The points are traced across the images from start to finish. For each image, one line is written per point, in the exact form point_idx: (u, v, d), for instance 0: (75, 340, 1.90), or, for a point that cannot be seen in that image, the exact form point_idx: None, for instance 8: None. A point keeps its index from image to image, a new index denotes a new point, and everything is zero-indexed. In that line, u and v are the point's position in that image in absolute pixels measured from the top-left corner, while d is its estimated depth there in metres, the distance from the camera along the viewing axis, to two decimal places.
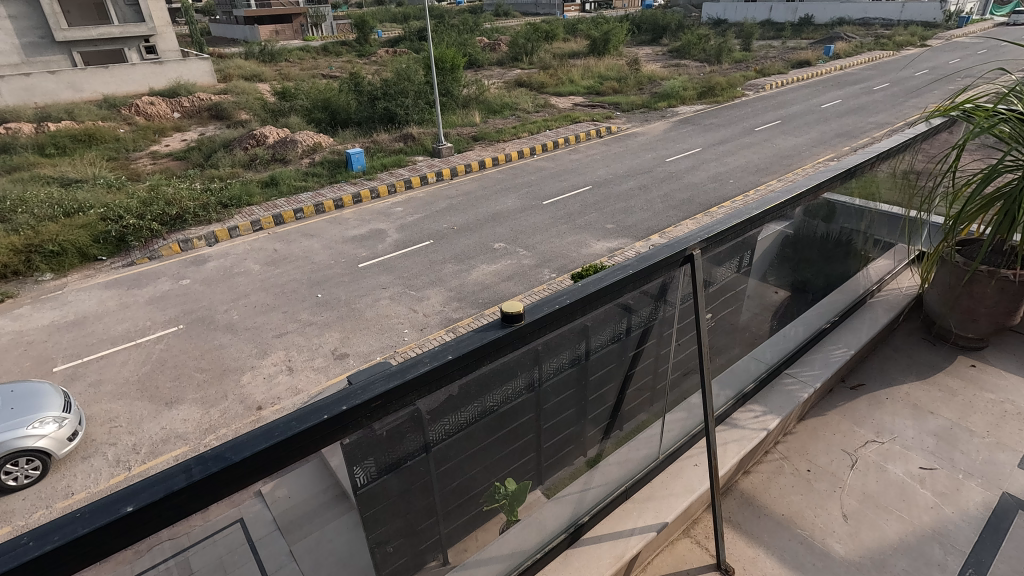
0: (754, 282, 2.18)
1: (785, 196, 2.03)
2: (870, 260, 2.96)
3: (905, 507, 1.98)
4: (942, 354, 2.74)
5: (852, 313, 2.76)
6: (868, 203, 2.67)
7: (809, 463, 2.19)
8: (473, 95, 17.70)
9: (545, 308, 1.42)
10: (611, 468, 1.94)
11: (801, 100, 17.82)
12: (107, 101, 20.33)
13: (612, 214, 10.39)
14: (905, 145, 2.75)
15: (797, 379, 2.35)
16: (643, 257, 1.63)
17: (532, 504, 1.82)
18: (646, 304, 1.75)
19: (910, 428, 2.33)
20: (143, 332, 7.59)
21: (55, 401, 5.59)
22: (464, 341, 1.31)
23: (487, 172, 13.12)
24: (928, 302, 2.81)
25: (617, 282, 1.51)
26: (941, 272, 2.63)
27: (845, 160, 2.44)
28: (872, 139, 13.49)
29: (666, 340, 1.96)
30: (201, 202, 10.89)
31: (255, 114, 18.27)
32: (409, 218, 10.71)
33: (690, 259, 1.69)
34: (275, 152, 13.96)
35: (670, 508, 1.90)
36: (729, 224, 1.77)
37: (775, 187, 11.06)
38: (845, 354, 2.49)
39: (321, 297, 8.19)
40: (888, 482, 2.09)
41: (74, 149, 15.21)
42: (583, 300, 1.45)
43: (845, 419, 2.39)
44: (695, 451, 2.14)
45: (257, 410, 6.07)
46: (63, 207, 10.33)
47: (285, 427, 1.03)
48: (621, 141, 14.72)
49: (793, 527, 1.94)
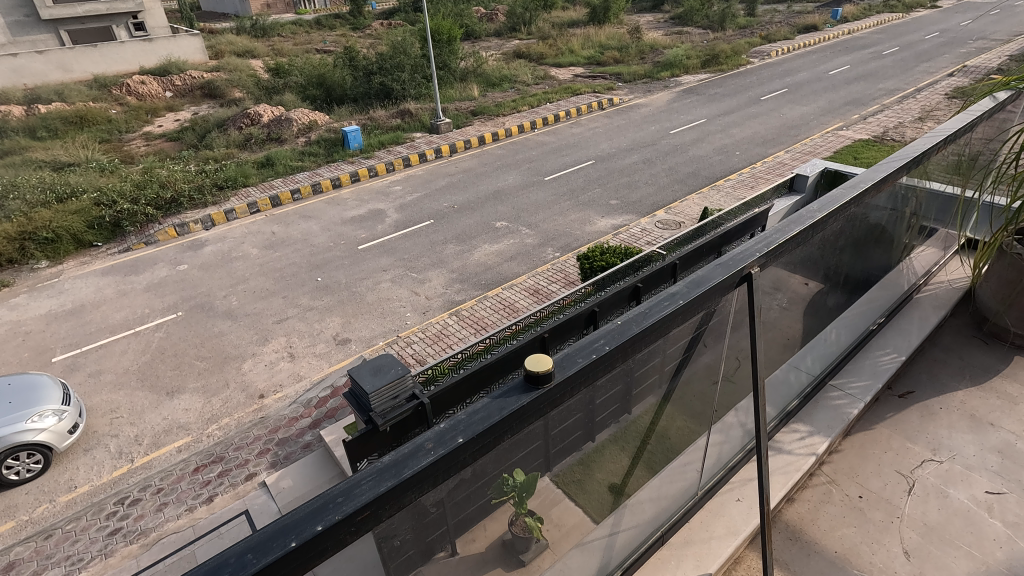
0: (805, 286, 2.01)
1: (849, 193, 1.85)
2: (913, 250, 2.85)
3: (974, 541, 1.83)
4: (997, 353, 2.56)
5: (897, 313, 2.66)
6: (920, 186, 2.48)
7: (861, 488, 2.03)
8: (470, 67, 17.24)
9: (578, 359, 1.23)
10: (643, 508, 1.76)
11: (809, 66, 17.32)
12: (97, 81, 19.89)
13: (615, 189, 10.17)
14: (972, 123, 2.58)
15: (843, 393, 2.26)
16: (693, 281, 1.42)
17: (546, 498, 1.60)
18: (689, 332, 1.55)
19: (969, 444, 2.16)
20: (142, 320, 7.49)
21: (54, 393, 5.50)
22: (479, 413, 1.13)
23: (487, 147, 12.82)
24: (981, 298, 2.65)
25: (659, 321, 1.31)
26: (998, 265, 2.48)
27: (909, 146, 2.29)
28: (882, 107, 13.12)
29: (716, 355, 1.75)
30: (196, 184, 10.65)
31: (249, 91, 17.87)
32: (408, 197, 10.51)
33: (748, 278, 1.49)
34: (271, 131, 13.68)
35: (713, 556, 1.77)
36: (790, 234, 1.59)
37: (783, 159, 10.77)
38: (895, 360, 2.40)
39: (321, 281, 8.05)
40: (951, 511, 1.93)
41: (66, 132, 14.92)
42: (622, 346, 1.26)
43: (896, 434, 2.23)
44: (737, 483, 1.99)
45: (259, 398, 5.98)
46: (55, 192, 10.13)
47: (237, 564, 0.87)
48: (624, 113, 14.35)
49: (847, 568, 1.79)
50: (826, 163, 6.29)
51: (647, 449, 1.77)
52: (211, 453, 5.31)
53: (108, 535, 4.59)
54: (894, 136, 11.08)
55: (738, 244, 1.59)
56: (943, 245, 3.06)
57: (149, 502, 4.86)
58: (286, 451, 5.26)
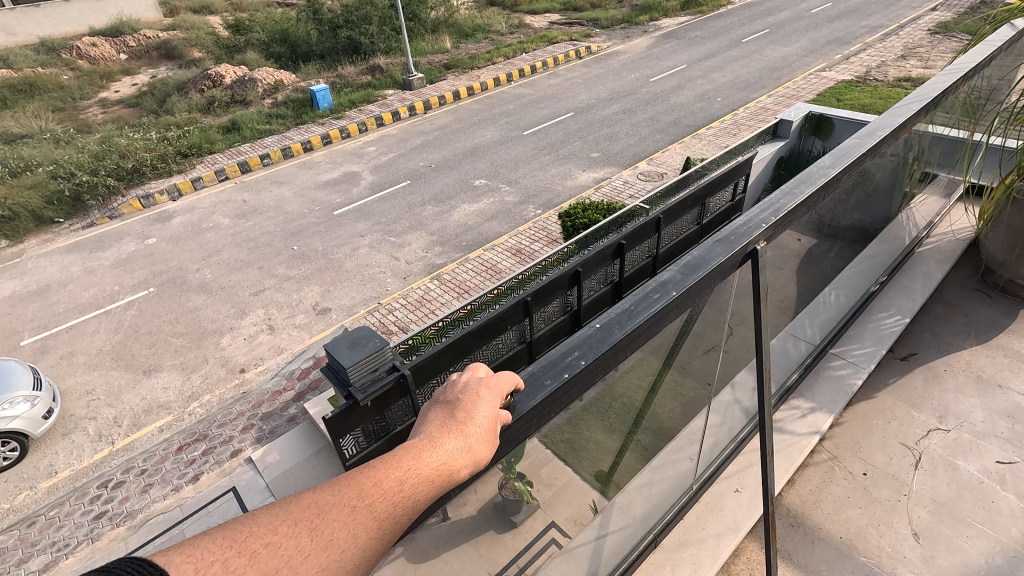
0: (810, 248, 1.88)
1: (865, 144, 1.70)
2: (915, 200, 2.75)
3: (987, 518, 1.79)
4: (1000, 309, 2.52)
5: (899, 269, 2.60)
6: (930, 126, 2.34)
7: (865, 464, 1.99)
8: (441, 17, 16.45)
9: (546, 379, 1.02)
10: (635, 505, 1.69)
11: (790, 5, 16.81)
12: (43, 44, 18.61)
13: (596, 141, 9.90)
14: (992, 56, 2.46)
15: (844, 361, 2.21)
16: (690, 264, 1.24)
17: (534, 459, 1.29)
18: (682, 321, 1.37)
19: (978, 409, 2.13)
20: (112, 297, 7.23)
21: (24, 378, 5.30)
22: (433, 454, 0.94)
23: (462, 102, 12.36)
24: (987, 250, 2.57)
25: (646, 323, 1.12)
26: (1006, 213, 2.39)
27: (925, 86, 2.13)
28: (865, 45, 12.82)
29: (716, 327, 1.55)
30: (159, 152, 10.14)
31: (208, 51, 16.91)
32: (382, 158, 10.14)
33: (752, 254, 1.31)
34: (234, 92, 13.02)
35: (713, 556, 1.74)
36: (801, 199, 1.42)
37: (766, 103, 10.53)
38: (898, 323, 2.34)
39: (297, 250, 7.80)
40: (961, 485, 1.90)
41: (15, 100, 14.03)
42: (603, 357, 1.06)
43: (900, 401, 2.19)
44: (735, 469, 1.96)
45: (240, 372, 5.85)
46: (8, 167, 9.58)
47: None
48: (603, 61, 13.88)
49: (856, 554, 1.75)
50: (810, 106, 6.14)
51: (637, 433, 1.62)
52: (194, 431, 5.21)
53: (94, 519, 4.51)
54: (877, 76, 10.86)
55: (741, 213, 1.41)
56: (945, 193, 2.98)
57: (133, 484, 4.77)
58: (270, 425, 5.18)
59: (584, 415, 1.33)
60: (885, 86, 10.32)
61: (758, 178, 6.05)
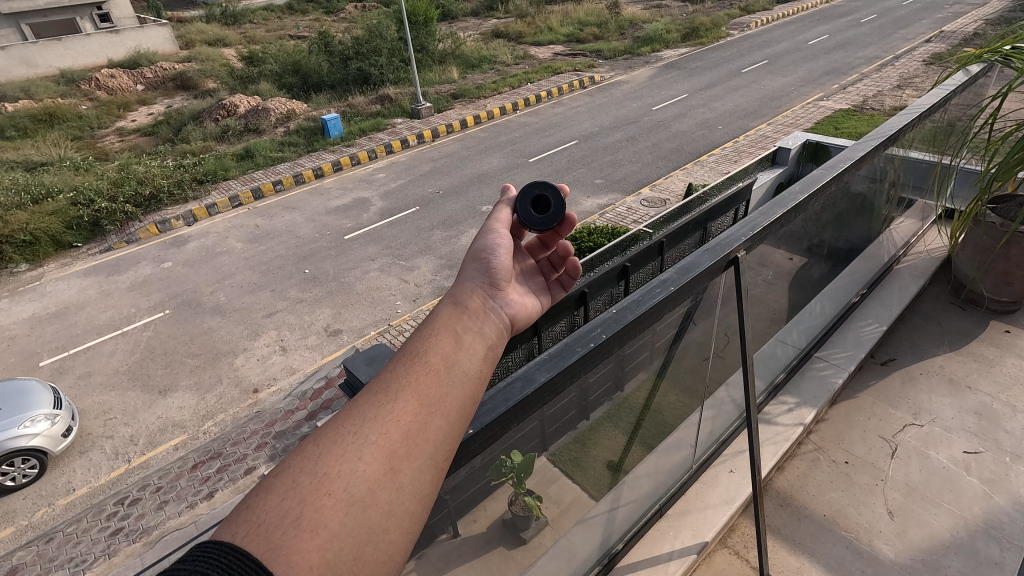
0: (797, 257, 2.03)
1: (830, 173, 1.87)
2: (892, 222, 2.93)
3: (952, 498, 1.94)
4: (974, 319, 2.67)
5: (879, 284, 2.74)
6: (898, 155, 2.53)
7: (847, 454, 2.12)
8: (449, 49, 17.00)
9: (576, 348, 1.23)
10: (641, 482, 1.80)
11: (788, 36, 17.31)
12: (64, 76, 19.26)
13: (600, 167, 10.16)
14: (951, 94, 2.68)
15: (829, 363, 2.35)
16: (684, 267, 1.42)
17: (542, 476, 1.49)
18: (679, 318, 1.55)
19: (948, 407, 2.27)
20: (129, 319, 7.41)
21: (44, 397, 5.44)
22: (484, 405, 1.12)
23: (469, 130, 12.71)
24: (957, 266, 2.73)
25: (655, 308, 1.31)
26: (973, 233, 2.56)
27: (888, 121, 2.33)
28: (862, 75, 13.17)
29: (707, 334, 1.74)
30: (175, 179, 10.46)
31: (222, 81, 17.46)
32: (392, 185, 10.43)
33: (734, 262, 1.49)
34: (248, 121, 13.43)
35: (709, 525, 1.84)
36: (774, 217, 1.59)
37: (765, 131, 10.82)
38: (877, 330, 2.48)
39: (309, 273, 7.99)
40: (932, 471, 2.03)
41: (36, 130, 14.48)
42: (617, 335, 1.26)
43: (879, 400, 2.33)
44: (730, 455, 2.05)
45: (254, 392, 5.98)
46: (30, 194, 9.87)
47: None
48: (606, 91, 14.26)
49: (837, 530, 1.88)
50: (807, 135, 6.39)
51: (641, 427, 1.77)
52: (209, 449, 5.33)
53: (110, 535, 4.60)
54: (873, 105, 11.15)
55: (725, 228, 1.59)
56: (922, 215, 3.15)
57: (149, 501, 4.87)
58: (283, 444, 5.29)
59: (595, 430, 1.59)
60: (881, 114, 10.60)
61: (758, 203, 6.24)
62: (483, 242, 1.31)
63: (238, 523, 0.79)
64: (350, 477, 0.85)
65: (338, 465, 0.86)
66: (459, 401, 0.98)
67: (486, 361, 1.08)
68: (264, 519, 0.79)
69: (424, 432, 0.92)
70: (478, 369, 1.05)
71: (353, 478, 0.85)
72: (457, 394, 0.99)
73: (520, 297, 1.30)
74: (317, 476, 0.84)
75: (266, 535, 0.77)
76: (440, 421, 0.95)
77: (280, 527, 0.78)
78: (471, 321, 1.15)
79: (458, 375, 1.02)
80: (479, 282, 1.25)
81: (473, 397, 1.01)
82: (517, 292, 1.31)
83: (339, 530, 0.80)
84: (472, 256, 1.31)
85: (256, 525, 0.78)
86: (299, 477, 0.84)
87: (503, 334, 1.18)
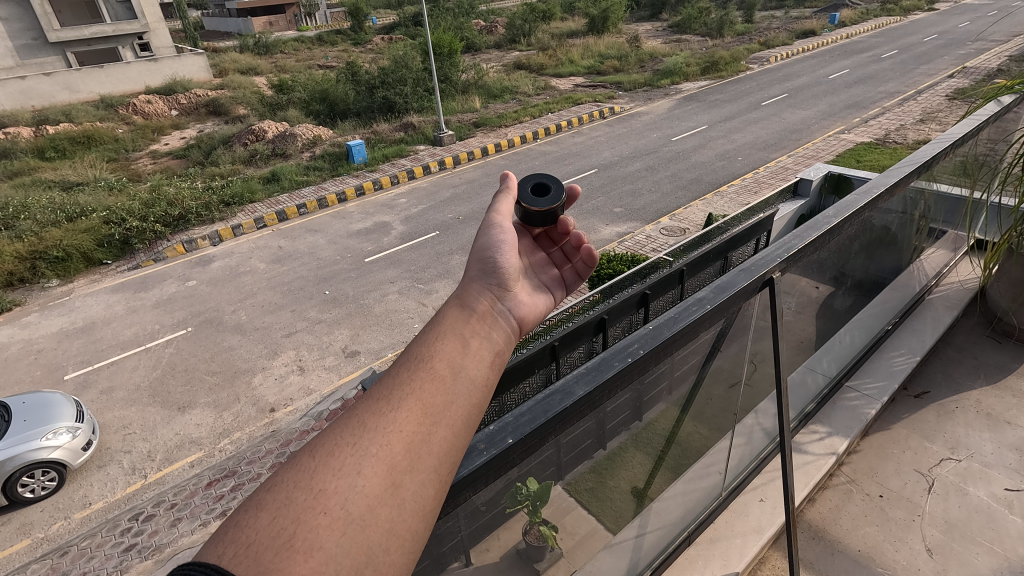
0: (826, 284, 2.01)
1: (864, 199, 1.85)
2: (922, 252, 2.89)
3: (994, 538, 1.86)
4: (1010, 352, 2.59)
5: (909, 313, 2.69)
6: (929, 185, 2.50)
7: (881, 487, 2.06)
8: (472, 79, 17.37)
9: (614, 362, 1.24)
10: (667, 508, 1.78)
11: (809, 70, 17.44)
12: (103, 101, 20.11)
13: (619, 196, 10.20)
14: (982, 125, 2.65)
15: (859, 393, 2.29)
16: (720, 287, 1.43)
17: (558, 505, 1.44)
18: (713, 337, 1.53)
19: (987, 442, 2.19)
20: (152, 336, 7.54)
21: (68, 410, 5.53)
22: (526, 415, 1.12)
23: (490, 158, 12.90)
24: (991, 297, 2.68)
25: (694, 323, 1.32)
26: (1008, 264, 2.52)
27: (920, 150, 2.30)
28: (883, 109, 13.15)
29: (736, 361, 1.74)
30: (203, 201, 10.72)
31: (252, 107, 18.05)
32: (413, 210, 10.57)
33: (769, 283, 1.48)
34: (275, 146, 13.82)
35: (739, 555, 1.78)
36: (809, 240, 1.58)
37: (787, 163, 10.79)
38: (908, 360, 2.43)
39: (329, 294, 8.09)
40: (971, 508, 1.96)
41: (74, 152, 15.08)
42: (656, 350, 1.27)
43: (914, 432, 2.26)
44: (760, 482, 1.99)
45: (271, 412, 6.02)
46: (65, 212, 10.19)
47: None
48: (625, 121, 14.42)
49: (872, 565, 1.81)
50: (828, 167, 6.39)
51: (668, 455, 1.75)
52: (224, 467, 5.34)
53: (123, 551, 4.60)
54: (896, 139, 11.10)
55: (760, 250, 1.58)
56: (952, 246, 3.10)
57: (163, 517, 4.87)
58: None
59: (621, 452, 1.56)
60: (904, 148, 10.54)
61: (780, 233, 6.18)
62: (487, 239, 1.35)
63: (226, 545, 0.77)
64: (348, 493, 0.83)
65: (334, 481, 0.84)
66: (465, 409, 0.98)
67: (494, 368, 1.09)
68: (254, 539, 0.77)
69: (427, 444, 0.92)
70: (485, 376, 1.06)
71: (350, 495, 0.83)
72: (463, 404, 0.99)
73: (528, 299, 1.32)
74: (312, 493, 0.83)
75: (255, 556, 0.74)
76: (444, 431, 0.94)
77: (271, 548, 0.76)
78: (479, 325, 1.16)
79: (463, 381, 1.03)
80: (485, 282, 1.28)
81: (479, 408, 1.01)
82: (526, 291, 1.35)
83: (336, 551, 0.78)
84: (476, 257, 1.34)
85: (245, 546, 0.76)
86: (292, 494, 0.83)
87: (512, 338, 1.19)
